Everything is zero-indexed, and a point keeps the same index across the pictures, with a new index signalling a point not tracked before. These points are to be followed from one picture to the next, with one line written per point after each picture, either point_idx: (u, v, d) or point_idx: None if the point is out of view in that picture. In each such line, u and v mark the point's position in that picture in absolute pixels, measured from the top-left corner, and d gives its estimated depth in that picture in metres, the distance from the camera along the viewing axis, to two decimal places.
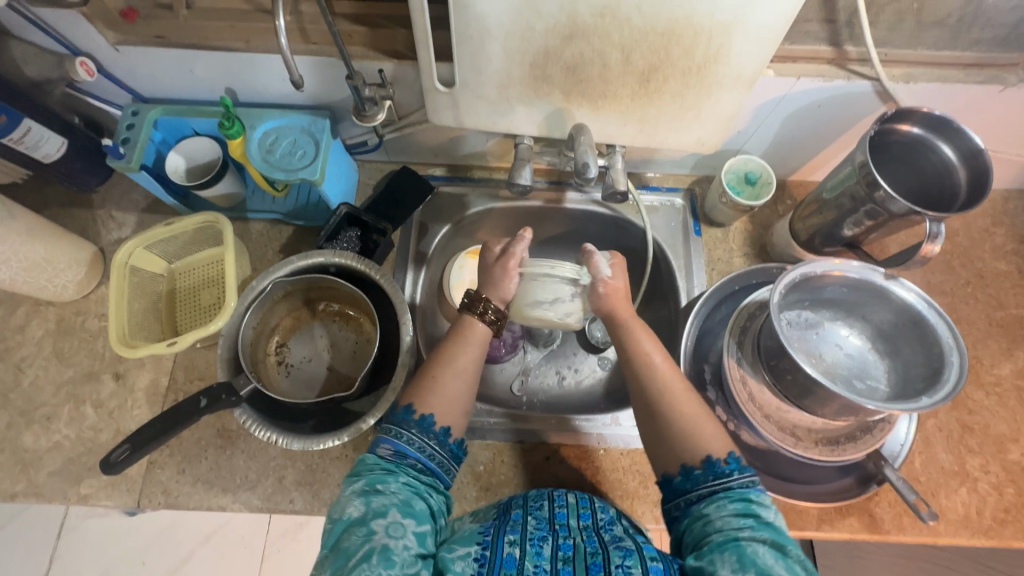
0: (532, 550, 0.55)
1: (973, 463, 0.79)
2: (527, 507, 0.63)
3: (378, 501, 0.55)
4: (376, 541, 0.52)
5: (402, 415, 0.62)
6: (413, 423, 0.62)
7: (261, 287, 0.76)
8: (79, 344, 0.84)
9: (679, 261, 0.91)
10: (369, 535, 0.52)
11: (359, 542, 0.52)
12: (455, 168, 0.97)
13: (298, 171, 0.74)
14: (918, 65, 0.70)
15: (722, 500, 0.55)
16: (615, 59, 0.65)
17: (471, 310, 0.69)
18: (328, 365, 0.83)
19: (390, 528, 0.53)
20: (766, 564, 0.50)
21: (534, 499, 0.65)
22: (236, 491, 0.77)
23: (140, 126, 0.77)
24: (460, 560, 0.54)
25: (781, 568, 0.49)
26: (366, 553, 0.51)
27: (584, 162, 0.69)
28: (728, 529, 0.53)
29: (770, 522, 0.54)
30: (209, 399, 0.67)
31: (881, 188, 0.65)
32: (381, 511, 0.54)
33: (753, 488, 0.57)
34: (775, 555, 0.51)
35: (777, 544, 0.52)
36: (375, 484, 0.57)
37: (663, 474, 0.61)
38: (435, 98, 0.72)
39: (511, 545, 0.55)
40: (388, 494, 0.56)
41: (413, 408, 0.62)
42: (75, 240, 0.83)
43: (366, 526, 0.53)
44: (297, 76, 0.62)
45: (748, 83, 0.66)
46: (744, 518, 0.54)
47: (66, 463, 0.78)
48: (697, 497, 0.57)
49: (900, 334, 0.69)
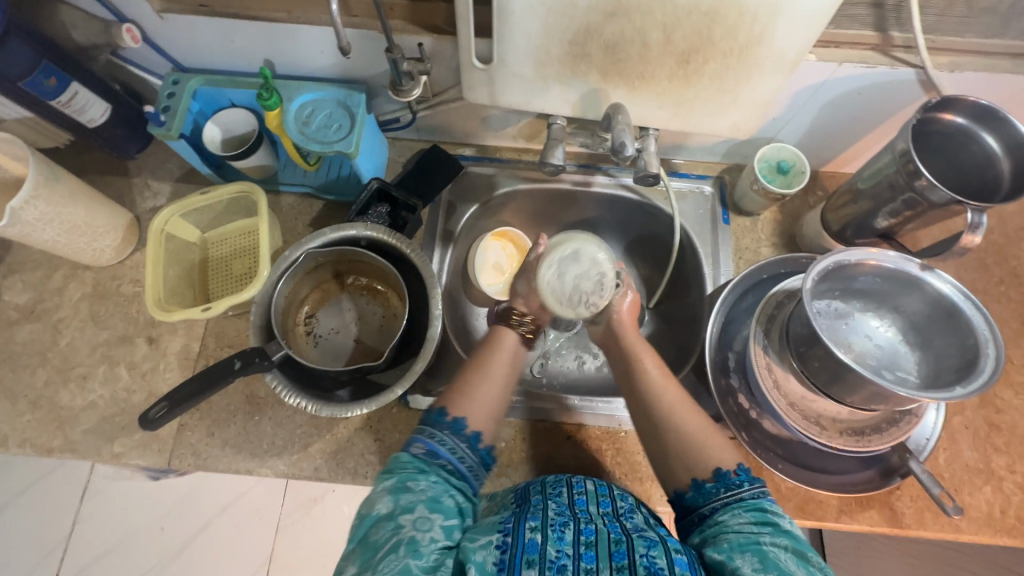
0: (554, 535, 0.54)
1: (998, 462, 0.79)
2: (547, 492, 0.64)
3: (407, 498, 0.57)
4: (403, 533, 0.54)
5: (436, 417, 0.66)
6: (446, 425, 0.65)
7: (294, 256, 0.76)
8: (114, 308, 0.86)
9: (706, 249, 0.91)
10: (398, 528, 0.55)
11: (387, 535, 0.54)
12: (484, 149, 0.97)
13: (334, 144, 0.75)
14: (965, 53, 0.69)
15: (738, 510, 0.56)
16: (655, 38, 0.64)
17: (506, 320, 0.75)
18: (355, 338, 0.83)
19: (418, 521, 0.55)
20: (788, 569, 0.50)
21: (553, 486, 0.66)
22: (263, 456, 0.79)
23: (181, 95, 0.79)
24: (481, 550, 0.54)
25: (803, 574, 0.50)
26: (395, 543, 0.53)
27: (620, 142, 0.68)
28: (748, 532, 0.54)
29: (788, 531, 0.54)
30: (243, 362, 0.67)
31: (922, 177, 0.64)
32: (409, 506, 0.56)
33: (766, 497, 0.58)
34: (796, 562, 0.51)
35: (797, 552, 0.52)
36: (406, 482, 0.59)
37: (675, 491, 0.62)
38: (471, 75, 0.73)
39: (532, 532, 0.55)
40: (418, 491, 0.58)
41: (445, 411, 0.66)
42: (114, 207, 0.85)
43: (394, 520, 0.55)
44: (343, 42, 0.63)
45: (790, 67, 0.65)
46: (762, 525, 0.54)
47: (100, 422, 0.80)
48: (708, 508, 0.59)
49: (931, 325, 0.68)
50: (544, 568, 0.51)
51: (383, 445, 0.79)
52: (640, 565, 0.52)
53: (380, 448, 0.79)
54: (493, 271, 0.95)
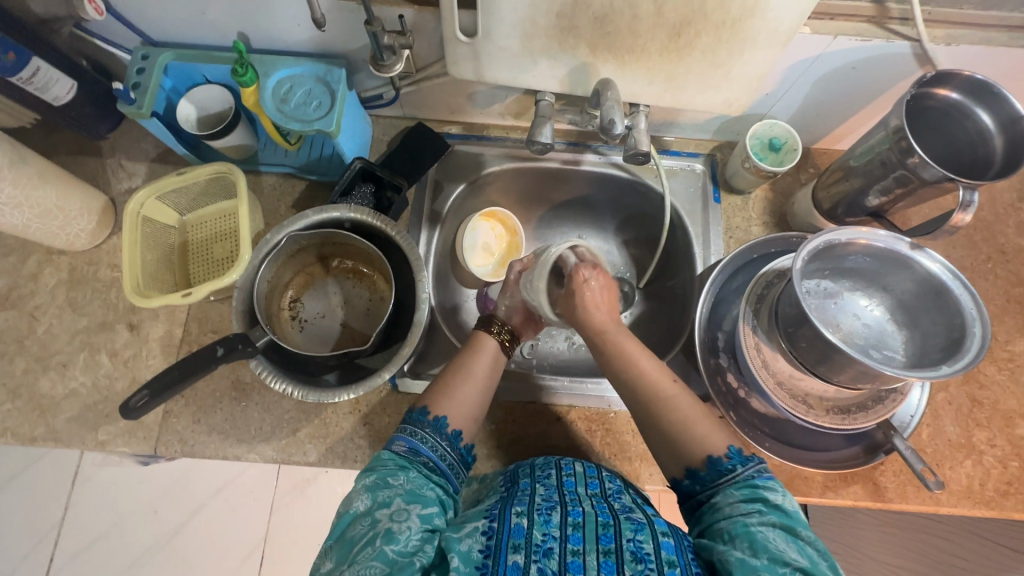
0: (541, 520, 0.55)
1: (979, 437, 0.81)
2: (535, 475, 0.64)
3: (384, 495, 0.57)
4: (380, 526, 0.54)
5: (417, 416, 0.66)
6: (427, 423, 0.65)
7: (276, 240, 0.74)
8: (92, 294, 0.84)
9: (696, 228, 0.90)
10: (374, 523, 0.54)
11: (364, 530, 0.54)
12: (471, 126, 0.95)
13: (313, 122, 0.72)
14: (962, 26, 0.67)
15: (729, 491, 0.57)
16: (646, 9, 0.62)
17: (487, 327, 0.75)
18: (341, 322, 0.82)
19: (395, 514, 0.55)
20: (778, 549, 0.51)
21: (542, 469, 0.66)
22: (251, 441, 0.78)
23: (151, 71, 0.75)
24: (466, 539, 0.54)
25: (792, 550, 0.51)
26: (371, 537, 0.53)
27: (609, 119, 0.66)
28: (737, 516, 0.54)
29: (778, 505, 0.55)
30: (225, 349, 0.65)
31: (914, 154, 0.64)
32: (386, 501, 0.56)
33: (760, 476, 0.58)
34: (786, 539, 0.52)
35: (786, 527, 0.53)
36: (385, 479, 0.59)
37: (671, 478, 0.63)
38: (455, 49, 0.70)
39: (518, 516, 0.55)
40: (396, 486, 0.58)
41: (427, 411, 0.66)
42: (86, 188, 0.82)
43: (371, 516, 0.55)
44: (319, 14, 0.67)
45: (784, 40, 0.63)
46: (752, 504, 0.55)
47: (83, 410, 0.79)
48: (704, 494, 0.59)
49: (920, 307, 0.68)
50: (529, 555, 0.51)
51: (372, 428, 0.79)
52: (627, 549, 0.52)
53: (369, 432, 0.79)
54: (482, 255, 0.94)
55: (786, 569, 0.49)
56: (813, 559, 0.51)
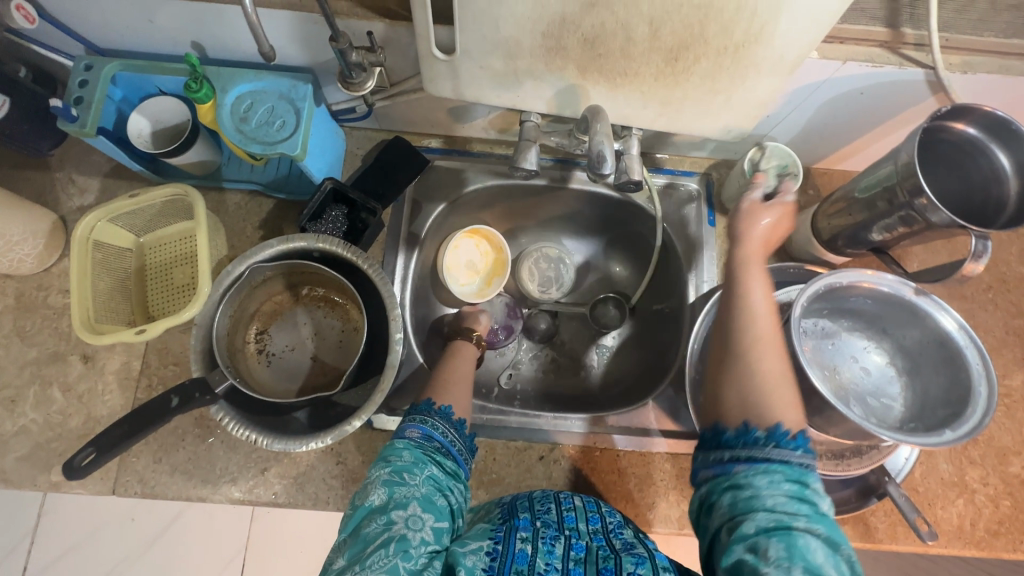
0: (544, 548, 0.54)
1: (972, 475, 0.79)
2: (534, 510, 0.61)
3: (401, 492, 0.53)
4: (395, 530, 0.50)
5: (425, 407, 0.65)
6: (436, 412, 0.64)
7: (237, 272, 0.69)
8: (42, 322, 0.78)
9: (689, 252, 0.85)
10: (389, 524, 0.51)
11: (378, 529, 0.51)
12: (452, 140, 0.88)
13: (277, 144, 0.66)
14: (981, 53, 0.62)
15: (778, 477, 0.47)
16: (641, 32, 0.56)
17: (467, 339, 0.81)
18: (312, 355, 0.77)
19: (411, 520, 0.52)
20: (816, 562, 0.44)
21: (540, 502, 0.63)
22: (216, 482, 0.74)
23: (95, 83, 0.68)
24: (471, 555, 0.53)
25: (830, 565, 0.44)
26: (385, 540, 0.49)
27: (599, 151, 0.61)
28: (782, 515, 0.46)
29: (825, 513, 0.47)
30: (180, 399, 0.61)
31: (924, 195, 0.59)
32: (402, 502, 0.53)
33: (811, 471, 0.49)
34: (829, 555, 0.44)
35: (830, 540, 0.45)
36: (402, 474, 0.55)
37: (716, 420, 0.53)
38: (432, 66, 0.64)
39: (522, 542, 0.55)
40: (412, 487, 0.54)
41: (433, 401, 0.66)
42: (31, 209, 0.75)
43: (386, 514, 0.52)
44: (267, 47, 0.57)
45: (791, 68, 0.58)
46: (801, 505, 0.46)
47: (34, 449, 0.74)
48: (744, 457, 0.49)
49: (920, 364, 0.65)
50: None
51: (346, 468, 0.75)
52: None
53: (342, 472, 0.75)
54: (466, 272, 0.90)
55: None
56: None
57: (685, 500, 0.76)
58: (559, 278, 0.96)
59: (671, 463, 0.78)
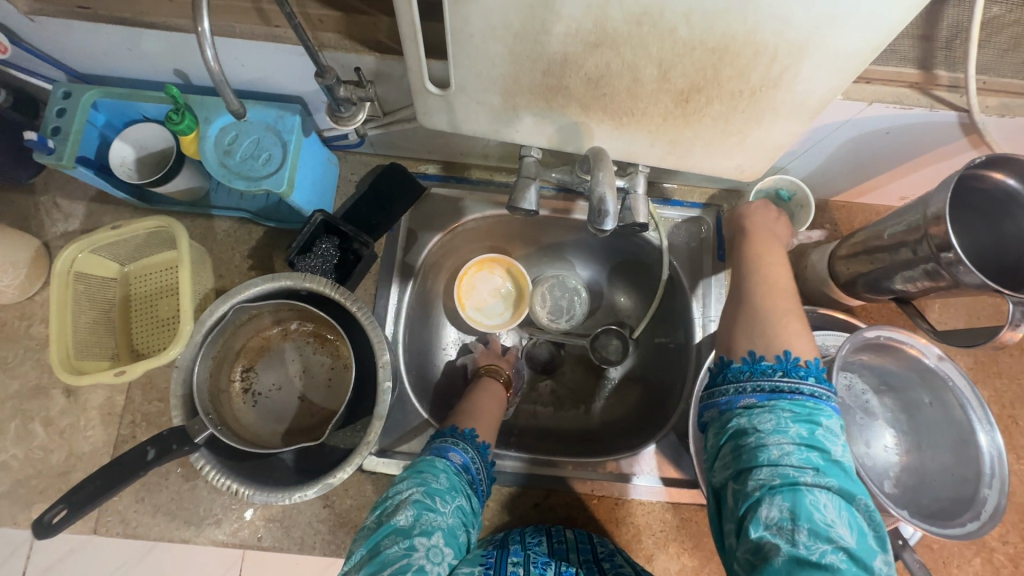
0: (536, 570, 0.56)
1: (992, 533, 0.74)
2: (526, 543, 0.63)
3: (429, 519, 0.51)
4: (415, 557, 0.47)
5: (467, 435, 0.65)
6: (474, 443, 0.64)
7: (220, 312, 0.65)
8: (24, 353, 0.75)
9: (696, 288, 0.82)
10: (410, 549, 0.48)
11: (399, 553, 0.48)
12: (451, 165, 0.85)
13: (262, 180, 0.63)
14: (1020, 94, 0.57)
15: (785, 420, 0.47)
16: (648, 73, 0.52)
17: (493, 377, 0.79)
18: (300, 393, 0.74)
19: (432, 551, 0.49)
20: (825, 520, 0.43)
21: (532, 537, 0.66)
22: (200, 524, 0.72)
23: (73, 112, 0.65)
24: None
25: (841, 522, 0.43)
26: (404, 566, 0.47)
27: (600, 197, 0.56)
28: (788, 469, 0.45)
29: (837, 460, 0.46)
30: (157, 451, 0.58)
31: (953, 252, 0.55)
32: (428, 530, 0.50)
33: (822, 409, 0.48)
34: (838, 507, 0.43)
35: (842, 492, 0.44)
36: (432, 499, 0.53)
37: (722, 358, 0.54)
38: (425, 100, 0.59)
39: (515, 565, 0.56)
40: (441, 516, 0.52)
41: (478, 434, 0.66)
42: (12, 239, 0.72)
43: (410, 539, 0.49)
44: (236, 105, 0.54)
45: (811, 112, 0.54)
46: (809, 453, 0.45)
47: (15, 485, 0.72)
48: (751, 391, 0.50)
49: (935, 481, 0.62)
50: None
51: (333, 512, 0.72)
52: None
53: (329, 516, 0.72)
54: (497, 300, 0.90)
55: (827, 547, 0.42)
56: (861, 532, 0.43)
57: (685, 552, 0.73)
58: (571, 308, 0.93)
59: (671, 513, 0.74)
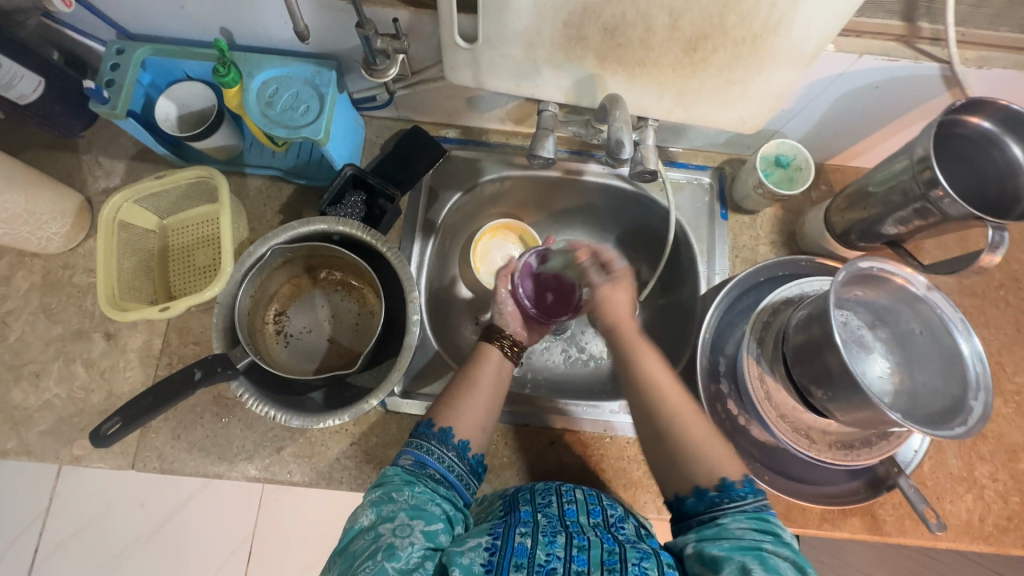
0: (544, 539, 0.53)
1: (982, 470, 0.79)
2: (536, 504, 0.61)
3: (387, 509, 0.55)
4: (382, 540, 0.52)
5: (424, 429, 0.64)
6: (434, 436, 0.63)
7: (259, 253, 0.70)
8: (67, 299, 0.80)
9: (701, 245, 0.86)
10: (377, 537, 0.52)
11: (367, 544, 0.52)
12: (469, 130, 0.90)
13: (300, 129, 0.68)
14: (996, 48, 0.63)
15: (737, 518, 0.54)
16: (660, 22, 0.57)
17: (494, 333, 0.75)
18: (329, 336, 0.78)
19: (398, 529, 0.53)
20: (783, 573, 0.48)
21: (542, 496, 0.63)
22: (233, 459, 0.75)
23: (126, 67, 0.70)
24: (469, 552, 0.52)
25: None
26: (373, 551, 0.51)
27: (617, 139, 0.62)
28: (746, 539, 0.51)
29: (788, 541, 0.52)
30: (204, 372, 0.63)
31: (939, 187, 0.60)
32: (389, 516, 0.54)
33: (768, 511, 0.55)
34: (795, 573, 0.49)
35: (798, 563, 0.50)
36: (390, 493, 0.57)
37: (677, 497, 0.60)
38: (453, 54, 0.65)
39: (521, 536, 0.54)
40: (399, 501, 0.56)
41: (432, 422, 0.64)
42: (60, 190, 0.77)
43: (374, 530, 0.53)
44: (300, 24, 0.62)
45: (807, 60, 0.59)
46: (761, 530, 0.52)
47: (57, 423, 0.75)
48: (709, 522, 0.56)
49: (929, 401, 0.66)
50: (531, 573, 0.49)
51: (359, 449, 0.76)
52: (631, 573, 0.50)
53: (356, 453, 0.76)
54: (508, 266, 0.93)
55: None
56: None
57: None
58: None
59: None
